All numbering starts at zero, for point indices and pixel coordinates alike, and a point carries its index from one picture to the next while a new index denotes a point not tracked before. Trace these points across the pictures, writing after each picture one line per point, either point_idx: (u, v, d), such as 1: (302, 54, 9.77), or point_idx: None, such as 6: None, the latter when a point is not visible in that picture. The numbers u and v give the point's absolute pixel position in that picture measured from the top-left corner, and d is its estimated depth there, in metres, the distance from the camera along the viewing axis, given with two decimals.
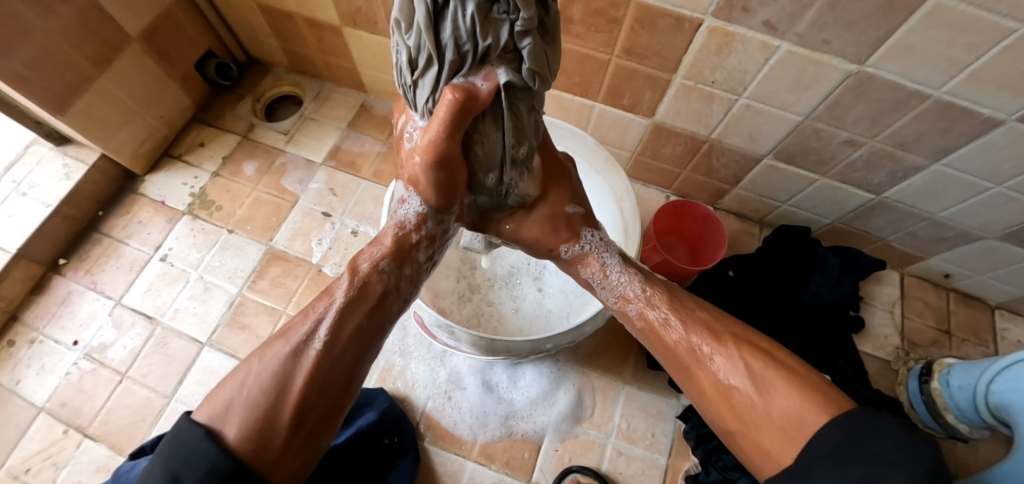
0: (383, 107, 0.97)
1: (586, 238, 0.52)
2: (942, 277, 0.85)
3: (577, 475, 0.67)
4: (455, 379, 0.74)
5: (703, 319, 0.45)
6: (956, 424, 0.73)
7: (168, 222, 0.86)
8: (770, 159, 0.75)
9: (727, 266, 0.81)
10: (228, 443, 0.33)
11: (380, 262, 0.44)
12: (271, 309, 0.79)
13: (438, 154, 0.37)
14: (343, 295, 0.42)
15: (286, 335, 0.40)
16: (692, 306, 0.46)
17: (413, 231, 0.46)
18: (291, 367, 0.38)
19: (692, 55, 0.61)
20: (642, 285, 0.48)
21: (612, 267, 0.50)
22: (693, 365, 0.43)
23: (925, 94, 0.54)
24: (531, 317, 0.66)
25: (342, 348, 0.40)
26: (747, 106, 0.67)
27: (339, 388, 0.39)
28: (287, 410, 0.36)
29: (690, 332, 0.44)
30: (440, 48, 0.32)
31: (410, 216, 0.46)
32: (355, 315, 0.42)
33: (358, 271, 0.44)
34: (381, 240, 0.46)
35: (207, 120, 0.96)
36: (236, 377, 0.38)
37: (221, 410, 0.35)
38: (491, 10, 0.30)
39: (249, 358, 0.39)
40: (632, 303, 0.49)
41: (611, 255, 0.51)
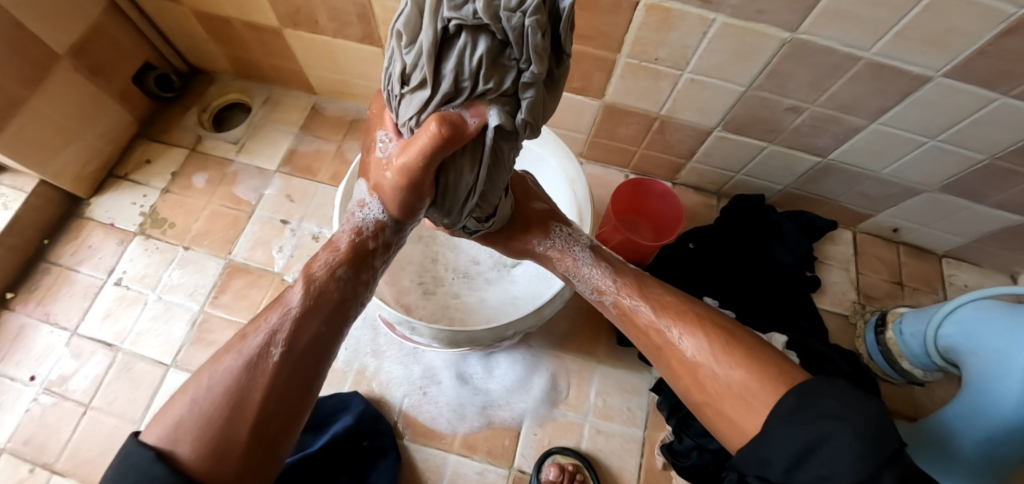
0: (335, 107, 0.94)
1: (557, 233, 0.56)
2: (891, 231, 0.89)
3: (557, 456, 0.69)
4: (430, 374, 0.74)
5: (670, 304, 0.48)
6: (911, 370, 0.76)
7: (120, 244, 0.83)
8: (721, 131, 0.77)
9: (688, 239, 0.83)
10: (183, 463, 0.33)
11: (336, 269, 0.44)
12: (236, 324, 0.78)
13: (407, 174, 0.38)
14: (299, 304, 0.42)
15: (237, 347, 0.40)
16: (662, 295, 0.49)
17: (369, 238, 0.46)
18: (246, 378, 0.38)
19: (634, 33, 0.62)
20: (613, 277, 0.52)
21: (584, 261, 0.54)
22: (662, 346, 0.46)
23: (857, 57, 0.56)
24: (497, 305, 0.66)
25: (301, 356, 0.40)
26: (692, 80, 0.68)
27: (299, 396, 0.39)
28: (247, 423, 0.36)
29: (659, 316, 0.47)
30: (437, 77, 0.33)
31: (368, 222, 0.46)
32: (314, 322, 0.42)
33: (313, 279, 0.43)
34: (336, 245, 0.46)
35: (152, 135, 0.92)
36: (186, 394, 0.37)
37: (171, 431, 0.35)
38: (503, 54, 0.32)
39: (199, 373, 0.39)
40: (607, 293, 0.52)
41: (582, 249, 0.55)
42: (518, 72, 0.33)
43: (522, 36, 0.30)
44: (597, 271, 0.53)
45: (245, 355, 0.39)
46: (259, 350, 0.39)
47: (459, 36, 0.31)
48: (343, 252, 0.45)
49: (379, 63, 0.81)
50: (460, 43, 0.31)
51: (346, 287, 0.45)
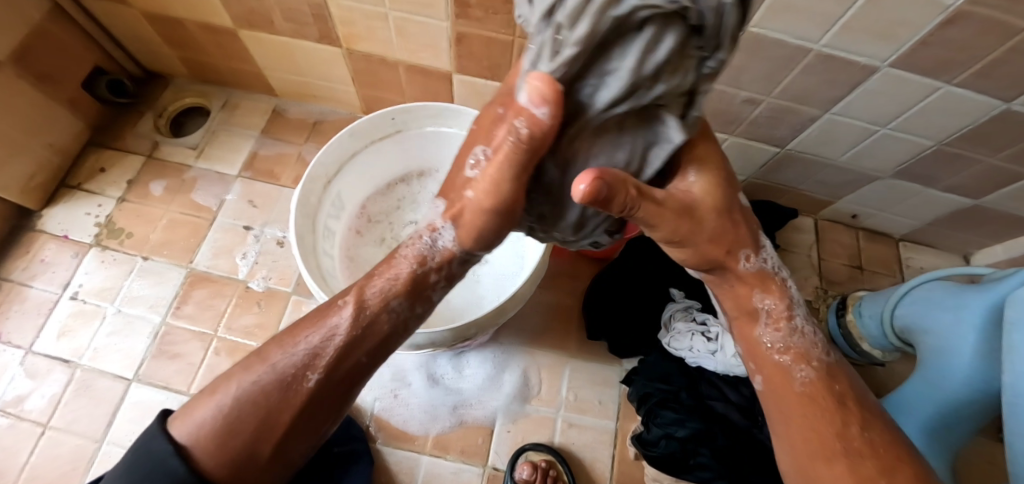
0: (298, 109, 0.92)
1: (767, 256, 0.44)
2: (850, 218, 0.91)
3: (530, 453, 0.69)
4: (400, 376, 0.73)
5: (867, 408, 0.40)
6: (871, 350, 0.79)
7: (75, 257, 0.80)
8: None
9: None
10: (200, 465, 0.30)
11: (391, 301, 0.37)
12: (200, 334, 0.76)
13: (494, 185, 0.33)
14: (349, 329, 0.35)
15: (269, 356, 0.34)
16: (874, 416, 0.40)
17: (432, 271, 0.38)
18: (279, 397, 0.33)
19: None
20: (818, 349, 0.43)
21: (796, 310, 0.44)
22: (833, 441, 0.38)
23: (807, 49, 0.57)
24: (462, 305, 0.66)
25: (340, 381, 0.35)
26: None
27: (328, 415, 0.36)
28: (273, 441, 0.32)
29: (858, 415, 0.39)
30: (603, 78, 0.27)
31: (433, 252, 0.38)
32: (360, 350, 0.36)
33: (366, 305, 0.36)
34: (396, 268, 0.38)
35: (106, 142, 0.89)
36: (214, 394, 0.33)
37: (194, 429, 0.31)
38: (690, 42, 0.26)
39: (228, 371, 0.34)
40: (801, 360, 0.42)
41: (795, 298, 0.45)
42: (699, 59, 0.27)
43: (721, 15, 0.24)
44: (813, 336, 0.44)
45: (275, 374, 0.33)
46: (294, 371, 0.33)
47: (643, 29, 0.24)
48: (400, 281, 0.38)
49: (339, 63, 0.79)
50: (645, 37, 0.24)
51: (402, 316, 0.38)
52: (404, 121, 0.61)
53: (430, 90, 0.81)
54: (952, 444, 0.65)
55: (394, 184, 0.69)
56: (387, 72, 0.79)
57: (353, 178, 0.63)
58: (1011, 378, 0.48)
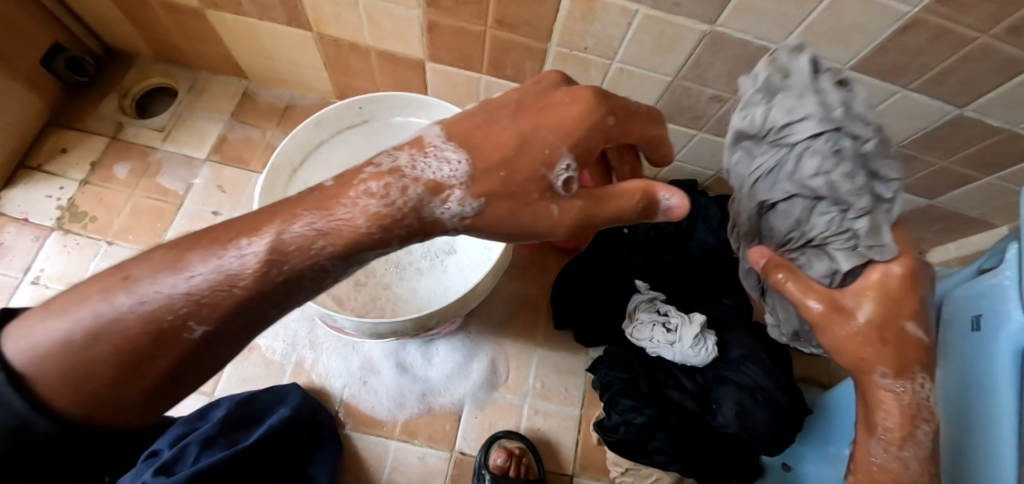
0: (268, 93, 0.90)
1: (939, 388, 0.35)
2: None
3: (503, 440, 0.71)
4: (369, 365, 0.74)
5: None
6: None
7: (35, 241, 0.78)
8: None
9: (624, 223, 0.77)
10: (31, 403, 0.22)
11: (319, 260, 0.27)
12: None
13: (586, 213, 0.33)
14: (257, 274, 0.25)
15: (140, 283, 0.25)
16: None
17: (393, 225, 0.29)
18: (152, 340, 0.24)
19: (561, 22, 0.62)
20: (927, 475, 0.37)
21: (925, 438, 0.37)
22: None
23: (771, 50, 0.59)
24: (429, 294, 0.62)
25: (237, 336, 0.26)
26: (621, 70, 0.69)
27: (218, 367, 0.27)
28: (141, 388, 0.24)
29: None
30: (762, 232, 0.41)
31: (399, 205, 0.29)
32: (267, 305, 0.27)
33: (286, 248, 0.26)
34: (346, 206, 0.28)
35: (67, 123, 0.86)
36: (64, 314, 0.24)
37: (19, 355, 0.22)
38: (823, 203, 0.35)
39: (82, 287, 0.25)
40: None
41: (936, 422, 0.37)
42: (841, 211, 0.35)
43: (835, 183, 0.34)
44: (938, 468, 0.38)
45: (144, 321, 0.24)
46: (166, 322, 0.24)
47: (788, 202, 0.37)
48: (338, 234, 0.27)
49: (310, 48, 0.78)
50: (790, 208, 0.37)
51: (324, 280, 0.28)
52: (373, 111, 0.60)
53: (402, 78, 0.81)
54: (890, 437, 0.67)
55: None
56: (359, 60, 0.78)
57: (321, 167, 0.63)
58: (942, 374, 0.51)
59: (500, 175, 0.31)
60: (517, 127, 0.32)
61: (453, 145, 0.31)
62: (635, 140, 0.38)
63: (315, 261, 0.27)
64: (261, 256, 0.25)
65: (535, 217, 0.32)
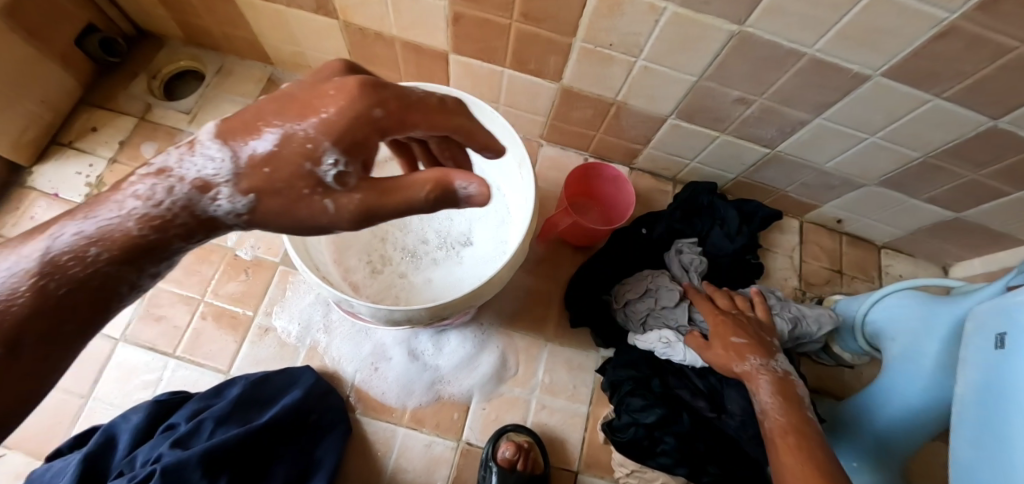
0: (292, 79, 0.91)
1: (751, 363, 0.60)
2: (835, 223, 0.90)
3: (511, 433, 0.71)
4: (380, 351, 0.75)
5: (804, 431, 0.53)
6: (841, 353, 0.80)
7: None
8: (674, 119, 0.76)
9: (641, 224, 0.80)
10: None
11: (99, 266, 0.26)
12: (186, 298, 0.77)
13: (367, 207, 0.29)
14: (38, 294, 0.24)
15: None
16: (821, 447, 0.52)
17: (168, 224, 0.28)
18: None
19: (587, 18, 0.62)
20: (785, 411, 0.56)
21: (766, 386, 0.58)
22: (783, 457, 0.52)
23: (800, 52, 0.57)
24: (443, 285, 0.63)
25: (39, 360, 0.25)
26: (645, 68, 0.68)
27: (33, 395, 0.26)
28: None
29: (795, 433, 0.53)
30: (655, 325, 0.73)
31: (167, 201, 0.27)
32: (65, 321, 0.26)
33: (61, 261, 0.25)
34: (110, 212, 0.26)
35: (98, 102, 0.88)
36: None
37: None
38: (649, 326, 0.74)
39: None
40: (773, 415, 0.56)
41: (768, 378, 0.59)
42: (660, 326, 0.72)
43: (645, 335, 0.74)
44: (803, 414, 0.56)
45: None
46: None
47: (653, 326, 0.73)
48: (111, 240, 0.26)
49: (335, 36, 0.78)
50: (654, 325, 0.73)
51: (130, 283, 0.28)
52: None
53: (424, 68, 0.81)
54: (905, 451, 0.68)
55: None
56: (383, 48, 0.79)
57: None
58: (961, 388, 0.50)
59: (263, 171, 0.28)
60: (285, 117, 0.29)
61: (218, 140, 0.29)
62: (426, 131, 0.33)
63: (96, 270, 0.26)
64: (30, 271, 0.24)
65: (309, 213, 0.29)
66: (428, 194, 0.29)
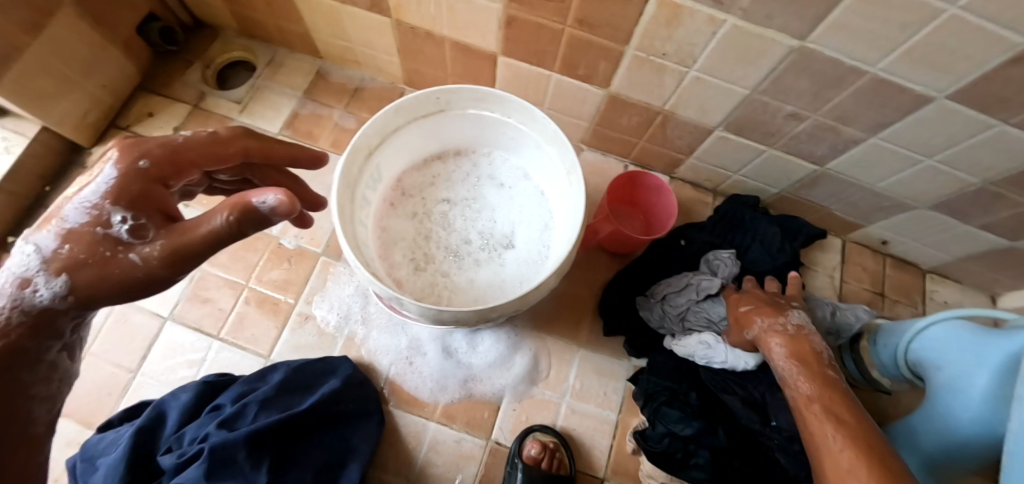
0: (340, 74, 0.93)
1: (759, 324, 0.61)
2: (880, 243, 0.88)
3: (537, 433, 0.73)
4: (416, 346, 0.76)
5: (826, 387, 0.51)
6: (880, 378, 0.78)
7: None
8: (721, 131, 0.75)
9: (680, 235, 0.80)
10: None
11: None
12: (232, 283, 0.79)
13: (171, 250, 0.33)
14: None
15: None
16: (843, 398, 0.49)
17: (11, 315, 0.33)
18: None
19: (644, 26, 0.62)
20: (800, 369, 0.54)
21: (780, 349, 0.57)
22: (807, 418, 0.49)
23: (863, 71, 0.56)
24: (486, 287, 0.64)
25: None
26: (698, 78, 0.68)
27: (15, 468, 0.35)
28: None
29: (814, 390, 0.51)
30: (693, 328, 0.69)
31: (30, 299, 0.32)
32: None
33: None
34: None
35: (154, 88, 0.91)
36: None
37: None
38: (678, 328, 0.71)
39: None
40: (791, 378, 0.54)
41: (779, 340, 0.58)
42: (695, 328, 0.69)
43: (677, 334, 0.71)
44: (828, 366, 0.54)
45: None
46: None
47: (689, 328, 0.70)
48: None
49: (387, 33, 0.80)
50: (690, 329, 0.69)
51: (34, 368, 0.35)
52: (449, 101, 0.61)
53: (472, 68, 0.82)
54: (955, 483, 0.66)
55: (429, 161, 0.70)
56: (432, 47, 0.80)
57: (393, 152, 0.64)
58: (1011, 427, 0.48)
59: (71, 249, 0.33)
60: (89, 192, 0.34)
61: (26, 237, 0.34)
62: (196, 166, 0.39)
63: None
64: None
65: (121, 270, 0.32)
66: (224, 215, 0.32)
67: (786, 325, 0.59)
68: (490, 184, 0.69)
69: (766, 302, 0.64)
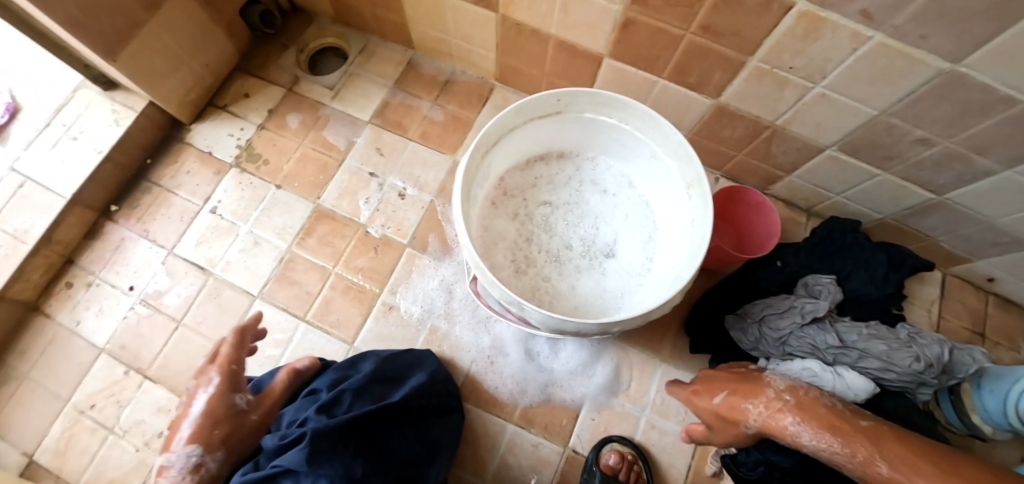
0: (431, 65, 0.93)
1: (755, 410, 0.57)
2: (985, 280, 0.83)
3: (615, 444, 0.71)
4: (498, 345, 0.76)
5: (876, 438, 0.50)
6: (980, 425, 0.73)
7: (216, 175, 0.86)
8: (834, 150, 0.72)
9: (775, 256, 0.75)
10: None
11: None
12: (320, 267, 0.80)
13: (223, 436, 0.54)
14: None
15: None
16: (895, 441, 0.50)
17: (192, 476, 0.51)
18: None
19: (776, 37, 0.58)
20: (830, 435, 0.52)
21: (802, 431, 0.54)
22: None
23: (1014, 101, 0.51)
24: (588, 296, 0.63)
25: None
26: (822, 95, 0.64)
27: None
28: None
29: (884, 456, 0.49)
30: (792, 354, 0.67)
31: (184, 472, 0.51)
32: None
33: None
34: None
35: (251, 70, 0.93)
36: None
37: None
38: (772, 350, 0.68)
39: None
40: (836, 449, 0.51)
41: (793, 419, 0.55)
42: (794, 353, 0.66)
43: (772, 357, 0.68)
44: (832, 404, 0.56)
45: None
46: None
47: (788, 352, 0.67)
48: None
49: (489, 28, 0.79)
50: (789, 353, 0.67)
51: None
52: (569, 104, 0.60)
53: (572, 68, 0.80)
54: None
55: (532, 162, 0.68)
56: (535, 45, 0.78)
57: (504, 151, 0.63)
58: None
59: (217, 433, 0.54)
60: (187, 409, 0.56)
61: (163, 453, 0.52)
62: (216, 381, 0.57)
63: None
64: None
65: (241, 418, 0.56)
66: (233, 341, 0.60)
67: (770, 392, 0.58)
68: (593, 190, 0.68)
69: (729, 384, 0.62)
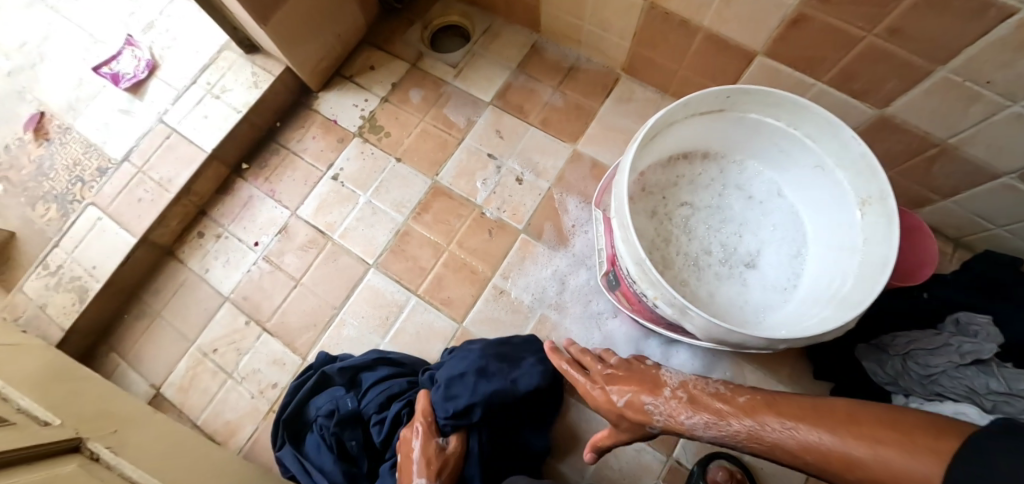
0: (556, 51, 0.91)
1: (654, 409, 0.50)
2: None
3: (723, 461, 0.68)
4: (609, 343, 0.74)
5: (759, 402, 0.44)
6: None
7: (339, 143, 0.88)
8: (1011, 179, 0.64)
9: (921, 288, 0.68)
10: None
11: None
12: (433, 244, 0.81)
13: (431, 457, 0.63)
14: None
15: None
16: (787, 401, 0.42)
17: None
18: None
19: (978, 48, 0.51)
20: (719, 413, 0.45)
21: (690, 417, 0.47)
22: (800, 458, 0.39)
23: None
24: (728, 305, 0.60)
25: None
26: (1019, 116, 0.55)
27: None
28: None
29: (767, 420, 0.42)
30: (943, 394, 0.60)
31: None
32: None
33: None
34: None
35: (377, 43, 0.95)
36: None
37: None
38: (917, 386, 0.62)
39: None
40: (726, 424, 0.44)
41: (688, 412, 0.48)
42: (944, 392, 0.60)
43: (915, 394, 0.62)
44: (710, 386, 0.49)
45: None
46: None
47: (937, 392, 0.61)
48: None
49: (632, 16, 0.75)
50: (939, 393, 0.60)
51: None
52: (735, 102, 0.56)
53: (716, 63, 0.76)
54: None
55: (675, 159, 0.65)
56: (680, 37, 0.75)
57: (656, 145, 0.61)
58: None
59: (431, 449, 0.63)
60: None
61: None
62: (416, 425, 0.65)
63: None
64: None
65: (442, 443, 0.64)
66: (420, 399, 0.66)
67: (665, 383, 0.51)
68: (738, 195, 0.65)
69: (625, 376, 0.56)
